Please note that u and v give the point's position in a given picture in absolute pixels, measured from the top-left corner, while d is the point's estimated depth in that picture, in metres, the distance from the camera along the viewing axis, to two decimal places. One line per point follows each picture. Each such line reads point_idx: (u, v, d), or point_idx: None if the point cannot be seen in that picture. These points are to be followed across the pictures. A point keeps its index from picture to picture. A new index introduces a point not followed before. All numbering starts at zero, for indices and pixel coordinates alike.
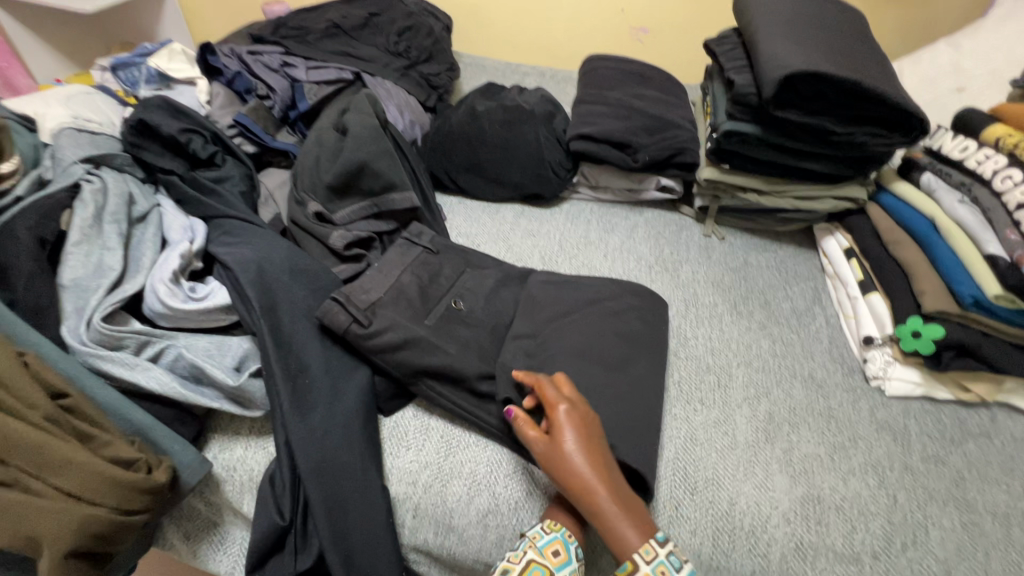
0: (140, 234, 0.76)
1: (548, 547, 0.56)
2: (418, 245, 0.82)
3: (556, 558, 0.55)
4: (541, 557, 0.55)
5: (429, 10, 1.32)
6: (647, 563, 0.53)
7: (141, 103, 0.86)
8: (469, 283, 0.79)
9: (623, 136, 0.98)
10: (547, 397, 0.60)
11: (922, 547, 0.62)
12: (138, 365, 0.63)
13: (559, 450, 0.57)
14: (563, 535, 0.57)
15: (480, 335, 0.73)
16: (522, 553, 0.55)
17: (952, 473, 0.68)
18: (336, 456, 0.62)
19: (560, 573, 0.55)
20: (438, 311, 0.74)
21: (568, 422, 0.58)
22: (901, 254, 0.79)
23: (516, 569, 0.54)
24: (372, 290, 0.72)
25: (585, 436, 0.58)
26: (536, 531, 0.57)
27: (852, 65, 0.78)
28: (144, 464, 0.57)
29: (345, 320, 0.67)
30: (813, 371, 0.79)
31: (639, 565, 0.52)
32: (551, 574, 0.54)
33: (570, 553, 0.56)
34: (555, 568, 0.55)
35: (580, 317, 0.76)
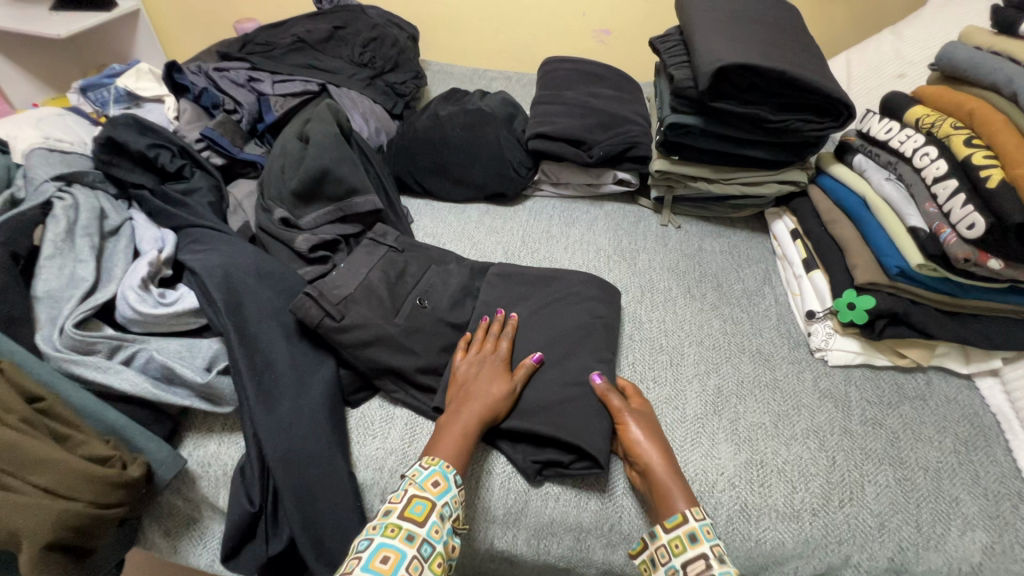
0: (112, 246, 0.79)
1: (428, 480, 0.58)
2: (383, 245, 0.85)
3: (435, 489, 0.58)
4: (422, 491, 0.58)
5: (393, 21, 1.36)
6: (697, 519, 0.59)
7: (109, 121, 0.89)
8: (433, 279, 0.82)
9: (578, 133, 1.03)
10: (613, 402, 0.68)
11: (859, 502, 0.66)
12: (111, 369, 0.66)
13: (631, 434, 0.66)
14: (441, 468, 0.60)
15: (441, 327, 0.77)
16: (402, 493, 0.58)
17: (889, 433, 0.72)
18: (303, 446, 0.65)
19: (441, 501, 0.58)
20: (406, 308, 0.77)
21: (635, 415, 0.67)
22: (838, 233, 0.84)
23: (397, 508, 0.57)
24: (343, 286, 0.75)
25: (649, 436, 0.66)
26: (415, 470, 0.60)
27: (782, 56, 0.83)
28: (118, 461, 0.61)
29: (317, 314, 0.71)
30: (761, 347, 0.83)
31: (688, 516, 0.59)
32: (433, 504, 0.57)
33: (449, 480, 0.59)
34: (436, 497, 0.58)
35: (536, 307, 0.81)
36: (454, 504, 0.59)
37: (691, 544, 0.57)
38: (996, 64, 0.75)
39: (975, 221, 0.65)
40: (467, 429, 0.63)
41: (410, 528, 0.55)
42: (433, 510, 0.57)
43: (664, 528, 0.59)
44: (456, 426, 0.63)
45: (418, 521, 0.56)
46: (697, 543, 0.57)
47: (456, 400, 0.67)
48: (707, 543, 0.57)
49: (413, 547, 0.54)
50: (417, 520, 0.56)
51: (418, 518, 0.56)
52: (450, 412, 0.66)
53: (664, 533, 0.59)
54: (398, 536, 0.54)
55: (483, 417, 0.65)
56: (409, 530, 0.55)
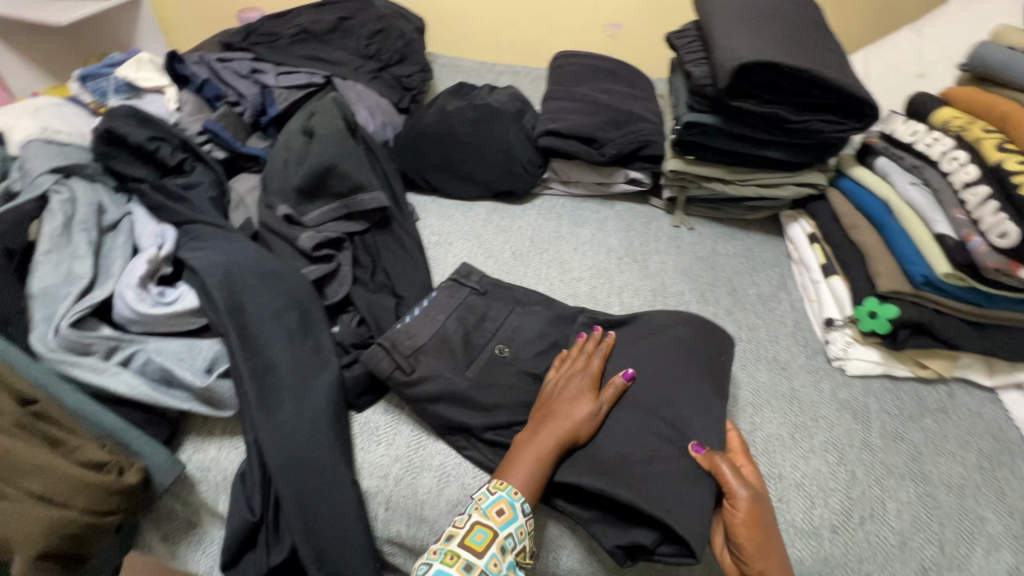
0: (111, 242, 0.77)
1: (492, 507, 0.57)
2: (466, 287, 0.81)
3: (499, 518, 0.56)
4: (485, 519, 0.56)
5: (400, 12, 1.33)
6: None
7: (107, 112, 0.86)
8: (515, 322, 0.78)
9: (590, 131, 1.00)
10: (726, 478, 0.58)
11: (880, 519, 0.64)
12: (108, 370, 0.64)
13: (749, 519, 0.56)
14: (507, 494, 0.58)
15: (472, 344, 0.74)
16: (466, 517, 0.57)
17: (910, 447, 0.70)
18: (305, 454, 0.63)
19: (504, 531, 0.56)
20: (480, 362, 0.72)
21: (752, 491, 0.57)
22: (859, 238, 0.81)
23: (459, 533, 0.56)
24: (416, 335, 0.72)
25: (760, 518, 0.57)
26: (482, 493, 0.58)
27: (805, 54, 0.80)
28: (115, 466, 0.59)
29: (388, 367, 0.69)
30: (777, 355, 0.81)
31: None
32: (495, 534, 0.56)
33: (514, 510, 0.57)
34: (499, 527, 0.56)
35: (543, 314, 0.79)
36: (518, 537, 0.57)
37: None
38: None
39: (1008, 229, 0.63)
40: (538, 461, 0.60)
41: (468, 558, 0.54)
42: (495, 539, 0.55)
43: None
44: (530, 459, 0.60)
45: (477, 552, 0.55)
46: None
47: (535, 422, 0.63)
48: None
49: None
50: (476, 550, 0.55)
51: (477, 547, 0.55)
52: (527, 432, 0.63)
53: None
54: (456, 565, 0.54)
55: (563, 439, 0.61)
56: (467, 559, 0.54)
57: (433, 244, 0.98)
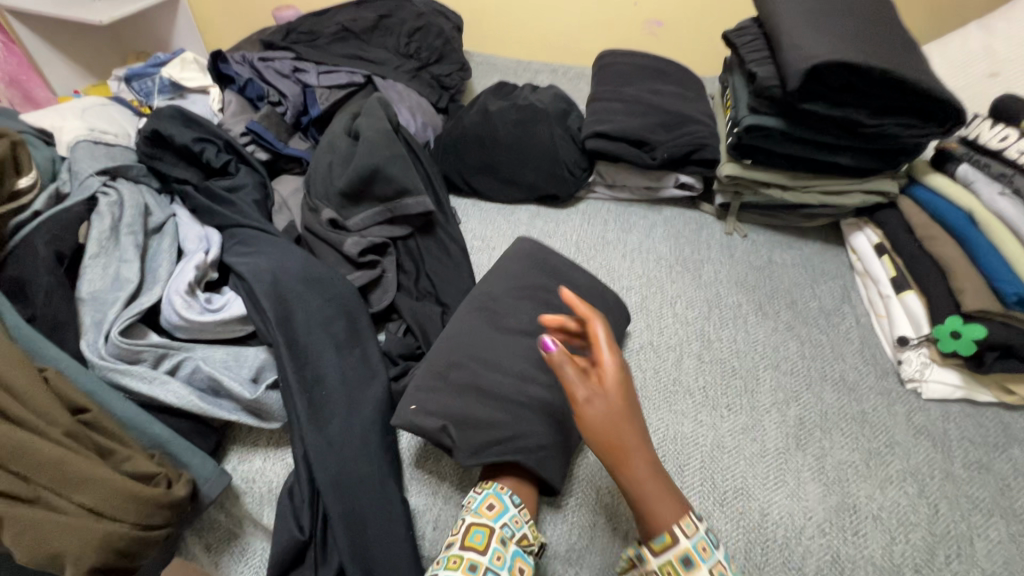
0: (156, 245, 0.76)
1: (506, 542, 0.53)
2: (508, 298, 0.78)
3: (491, 512, 0.57)
4: (478, 517, 0.56)
5: (439, 10, 1.31)
6: (689, 538, 0.48)
7: (154, 113, 0.85)
8: None
9: (640, 133, 0.96)
10: (603, 360, 0.52)
11: (969, 559, 0.59)
12: (156, 379, 0.63)
13: (609, 427, 0.50)
14: (495, 491, 0.59)
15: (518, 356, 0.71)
16: (461, 523, 0.56)
17: (997, 480, 0.65)
18: (354, 471, 0.61)
19: (499, 523, 0.56)
20: None
21: (614, 391, 0.51)
22: (938, 251, 0.75)
23: (457, 538, 0.55)
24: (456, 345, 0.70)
25: (635, 415, 0.51)
26: (471, 496, 0.59)
27: (882, 53, 0.75)
28: (164, 479, 0.57)
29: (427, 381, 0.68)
30: (845, 374, 0.76)
31: (679, 537, 0.48)
32: (491, 529, 0.55)
33: (504, 502, 0.58)
34: (493, 520, 0.56)
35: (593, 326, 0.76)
36: (515, 525, 0.56)
37: (684, 568, 0.48)
38: None
39: None
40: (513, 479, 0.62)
41: (471, 557, 0.53)
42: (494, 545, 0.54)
43: (652, 551, 0.49)
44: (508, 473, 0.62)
45: (479, 550, 0.53)
46: (693, 568, 0.47)
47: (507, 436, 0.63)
48: (705, 567, 0.47)
49: None
50: (479, 549, 0.53)
51: (479, 546, 0.54)
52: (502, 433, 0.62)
53: (653, 556, 0.49)
54: (460, 567, 0.52)
55: None
56: (471, 559, 0.53)
57: (476, 249, 0.95)
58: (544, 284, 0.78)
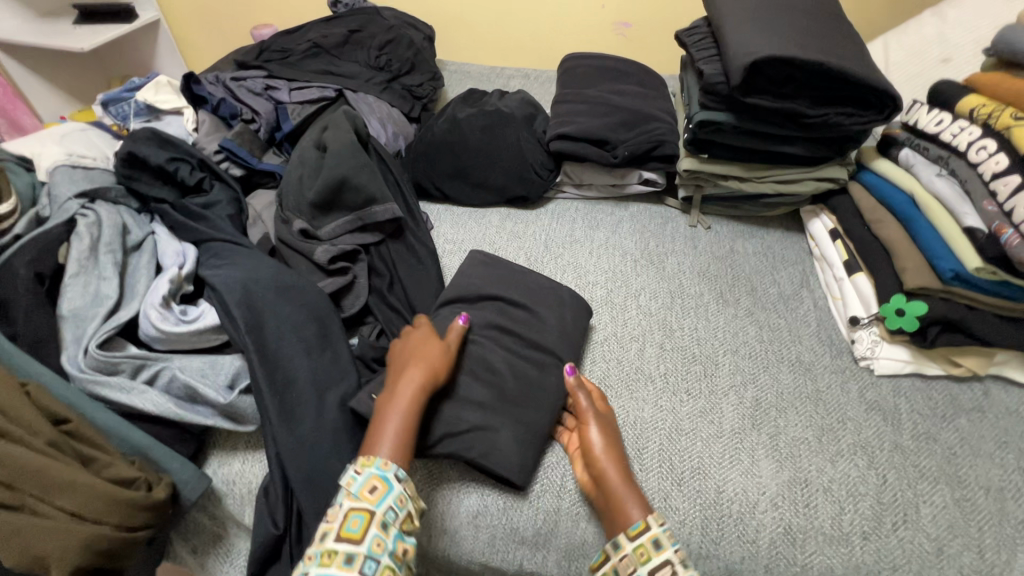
0: (135, 262, 0.79)
1: (364, 488, 0.57)
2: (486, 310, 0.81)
3: (373, 497, 0.57)
4: (360, 502, 0.56)
5: (409, 22, 1.34)
6: (659, 524, 0.57)
7: (130, 136, 0.89)
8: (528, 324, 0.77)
9: (602, 133, 0.99)
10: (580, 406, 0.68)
11: (914, 525, 0.61)
12: (135, 389, 0.66)
13: (586, 443, 0.65)
14: (377, 470, 0.58)
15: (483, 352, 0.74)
16: (339, 509, 0.57)
17: (944, 449, 0.67)
18: (326, 468, 0.64)
19: (379, 510, 0.56)
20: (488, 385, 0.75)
21: (594, 423, 0.66)
22: (884, 233, 0.78)
23: (334, 529, 0.56)
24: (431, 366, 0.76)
25: (611, 444, 0.64)
26: (350, 478, 0.58)
27: (820, 46, 0.78)
28: (144, 483, 0.60)
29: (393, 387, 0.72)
30: (801, 355, 0.79)
31: (652, 523, 0.57)
32: (371, 515, 0.56)
33: (388, 482, 0.57)
34: (374, 506, 0.56)
35: (549, 324, 0.77)
36: (399, 506, 0.57)
37: (655, 551, 0.56)
38: None
39: None
40: (423, 381, 0.65)
41: (347, 549, 0.54)
42: (371, 519, 0.55)
43: (628, 536, 0.57)
44: (411, 388, 0.64)
45: (355, 540, 0.54)
46: (661, 549, 0.56)
47: (419, 326, 0.72)
48: (672, 550, 0.56)
49: (351, 568, 0.53)
50: (354, 538, 0.55)
51: (355, 536, 0.55)
52: (385, 396, 0.64)
53: (630, 541, 0.57)
54: (335, 561, 0.53)
55: (422, 390, 0.64)
56: (346, 552, 0.54)
57: (448, 252, 0.98)
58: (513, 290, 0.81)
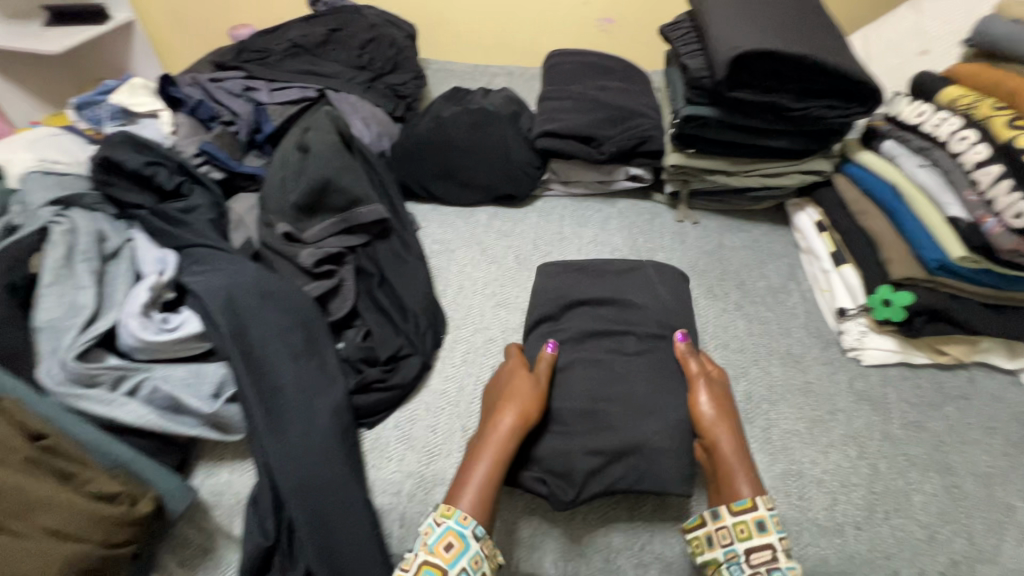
0: (113, 270, 0.77)
1: (440, 543, 0.57)
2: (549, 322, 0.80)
3: (448, 554, 0.56)
4: (434, 557, 0.56)
5: (390, 21, 1.33)
6: (766, 507, 0.58)
7: (104, 140, 0.86)
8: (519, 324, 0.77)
9: (588, 130, 0.99)
10: (690, 370, 0.70)
11: (905, 513, 0.62)
12: (115, 401, 0.63)
13: (699, 413, 0.65)
14: (456, 524, 0.57)
15: None
16: (414, 557, 0.57)
17: (932, 437, 0.68)
18: (316, 476, 0.62)
19: (453, 569, 0.55)
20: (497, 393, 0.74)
21: (705, 395, 0.67)
22: (869, 225, 0.79)
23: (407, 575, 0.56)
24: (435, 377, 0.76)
25: (728, 419, 0.65)
26: (428, 527, 0.58)
27: (802, 40, 0.78)
28: (127, 497, 0.58)
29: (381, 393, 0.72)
30: (790, 348, 0.79)
31: (758, 503, 0.58)
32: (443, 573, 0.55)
33: (465, 540, 0.57)
34: (448, 565, 0.56)
35: (595, 311, 0.79)
36: (473, 568, 0.56)
37: (759, 532, 0.58)
38: None
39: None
40: (515, 425, 0.63)
41: None
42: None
43: (731, 511, 0.59)
44: (501, 432, 0.63)
45: None
46: (765, 531, 0.57)
47: (512, 358, 0.72)
48: (775, 534, 0.57)
49: None
50: None
51: None
52: (478, 440, 0.63)
53: (732, 515, 0.59)
54: None
55: (516, 433, 0.63)
56: None
57: (435, 252, 0.97)
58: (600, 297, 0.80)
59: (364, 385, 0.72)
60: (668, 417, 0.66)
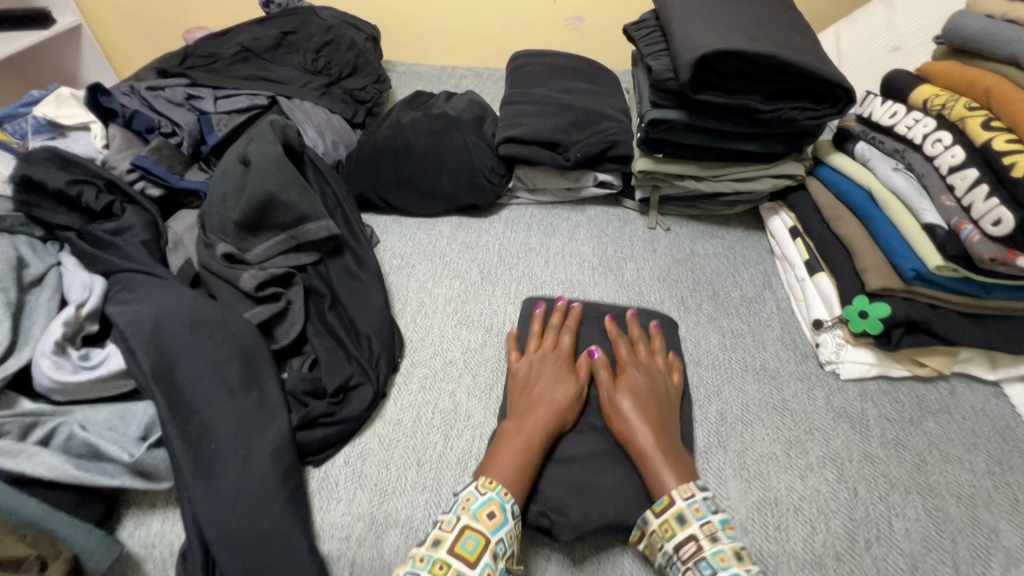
0: (33, 300, 0.71)
1: (483, 510, 0.54)
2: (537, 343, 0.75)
3: (489, 521, 0.54)
4: (474, 523, 0.54)
5: (349, 22, 1.27)
6: (685, 499, 0.55)
7: (23, 157, 0.79)
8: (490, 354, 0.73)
9: (552, 135, 0.94)
10: (602, 381, 0.68)
11: (887, 541, 0.58)
12: (22, 453, 0.56)
13: (616, 415, 0.63)
14: (498, 496, 0.55)
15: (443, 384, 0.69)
16: (454, 521, 0.54)
17: (913, 456, 0.65)
18: (252, 526, 0.57)
19: (495, 536, 0.53)
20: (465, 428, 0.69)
21: (624, 391, 0.65)
22: (844, 232, 0.76)
23: (448, 537, 0.53)
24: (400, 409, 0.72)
25: (645, 412, 0.63)
26: (470, 494, 0.56)
27: (769, 38, 0.74)
28: (35, 561, 0.53)
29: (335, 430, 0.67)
30: (765, 362, 0.75)
31: (675, 498, 0.55)
32: (486, 540, 0.53)
33: (505, 513, 0.55)
34: (489, 532, 0.53)
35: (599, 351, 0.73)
36: (508, 540, 0.54)
37: (680, 526, 0.54)
38: (1014, 33, 0.64)
39: (1002, 216, 0.58)
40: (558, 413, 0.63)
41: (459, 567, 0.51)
42: (486, 547, 0.52)
43: (653, 512, 0.56)
44: (537, 423, 0.62)
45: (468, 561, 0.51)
46: (685, 524, 0.54)
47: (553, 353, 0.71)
48: (698, 524, 0.54)
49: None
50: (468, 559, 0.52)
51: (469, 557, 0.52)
52: (511, 423, 0.63)
53: (655, 516, 0.55)
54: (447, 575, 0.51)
55: (552, 426, 0.63)
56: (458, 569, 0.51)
57: (395, 268, 0.92)
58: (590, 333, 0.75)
59: (309, 420, 0.66)
60: (629, 446, 0.63)
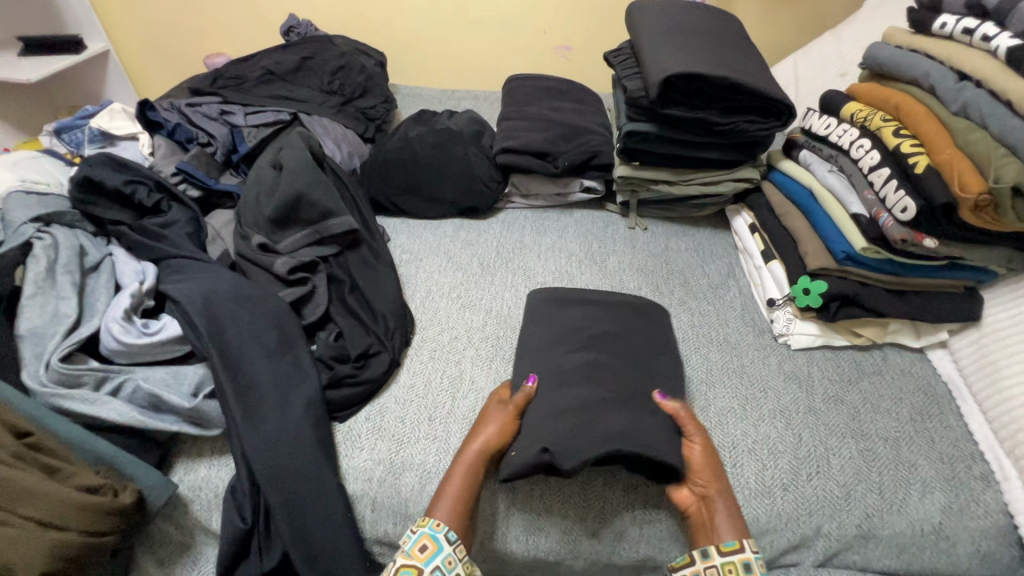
0: (93, 282, 0.81)
1: (415, 545, 0.59)
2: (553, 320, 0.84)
3: (423, 554, 0.59)
4: (410, 559, 0.58)
5: (360, 49, 1.41)
6: (753, 551, 0.60)
7: (84, 161, 0.91)
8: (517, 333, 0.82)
9: (543, 146, 1.08)
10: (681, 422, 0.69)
11: (825, 474, 0.70)
12: (98, 400, 0.67)
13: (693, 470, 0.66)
14: (430, 529, 0.60)
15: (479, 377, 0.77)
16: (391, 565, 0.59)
17: (849, 408, 0.77)
18: (291, 463, 0.67)
19: (428, 566, 0.58)
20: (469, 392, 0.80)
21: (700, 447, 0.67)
22: (791, 225, 0.89)
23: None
24: (416, 374, 0.83)
25: (715, 466, 0.66)
26: (406, 535, 0.61)
27: (723, 63, 0.89)
28: (110, 489, 0.62)
29: (357, 391, 0.77)
30: (727, 336, 0.87)
31: (744, 546, 0.60)
32: (419, 571, 0.57)
33: (438, 542, 0.59)
34: (423, 563, 0.58)
35: (589, 323, 0.82)
36: (447, 567, 0.58)
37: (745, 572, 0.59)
38: (914, 60, 0.79)
39: (907, 204, 0.71)
40: (485, 444, 0.66)
41: None
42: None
43: (720, 551, 0.61)
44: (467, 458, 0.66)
45: None
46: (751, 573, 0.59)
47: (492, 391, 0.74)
48: None
49: None
50: None
51: None
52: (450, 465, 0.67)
53: (720, 555, 0.61)
54: None
55: (478, 461, 0.66)
56: None
57: (405, 262, 1.03)
58: (580, 310, 0.85)
59: (336, 380, 0.77)
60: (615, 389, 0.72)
